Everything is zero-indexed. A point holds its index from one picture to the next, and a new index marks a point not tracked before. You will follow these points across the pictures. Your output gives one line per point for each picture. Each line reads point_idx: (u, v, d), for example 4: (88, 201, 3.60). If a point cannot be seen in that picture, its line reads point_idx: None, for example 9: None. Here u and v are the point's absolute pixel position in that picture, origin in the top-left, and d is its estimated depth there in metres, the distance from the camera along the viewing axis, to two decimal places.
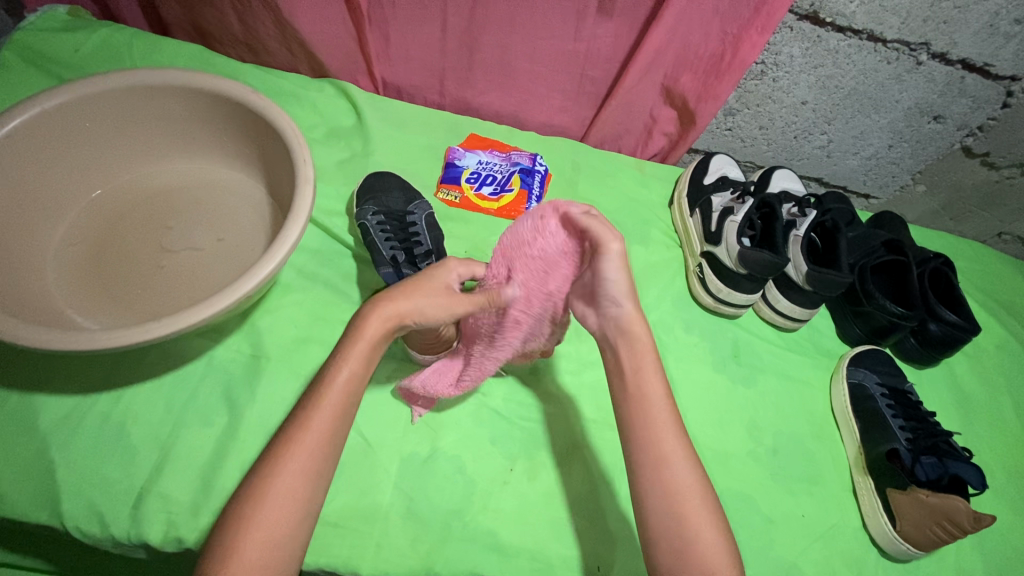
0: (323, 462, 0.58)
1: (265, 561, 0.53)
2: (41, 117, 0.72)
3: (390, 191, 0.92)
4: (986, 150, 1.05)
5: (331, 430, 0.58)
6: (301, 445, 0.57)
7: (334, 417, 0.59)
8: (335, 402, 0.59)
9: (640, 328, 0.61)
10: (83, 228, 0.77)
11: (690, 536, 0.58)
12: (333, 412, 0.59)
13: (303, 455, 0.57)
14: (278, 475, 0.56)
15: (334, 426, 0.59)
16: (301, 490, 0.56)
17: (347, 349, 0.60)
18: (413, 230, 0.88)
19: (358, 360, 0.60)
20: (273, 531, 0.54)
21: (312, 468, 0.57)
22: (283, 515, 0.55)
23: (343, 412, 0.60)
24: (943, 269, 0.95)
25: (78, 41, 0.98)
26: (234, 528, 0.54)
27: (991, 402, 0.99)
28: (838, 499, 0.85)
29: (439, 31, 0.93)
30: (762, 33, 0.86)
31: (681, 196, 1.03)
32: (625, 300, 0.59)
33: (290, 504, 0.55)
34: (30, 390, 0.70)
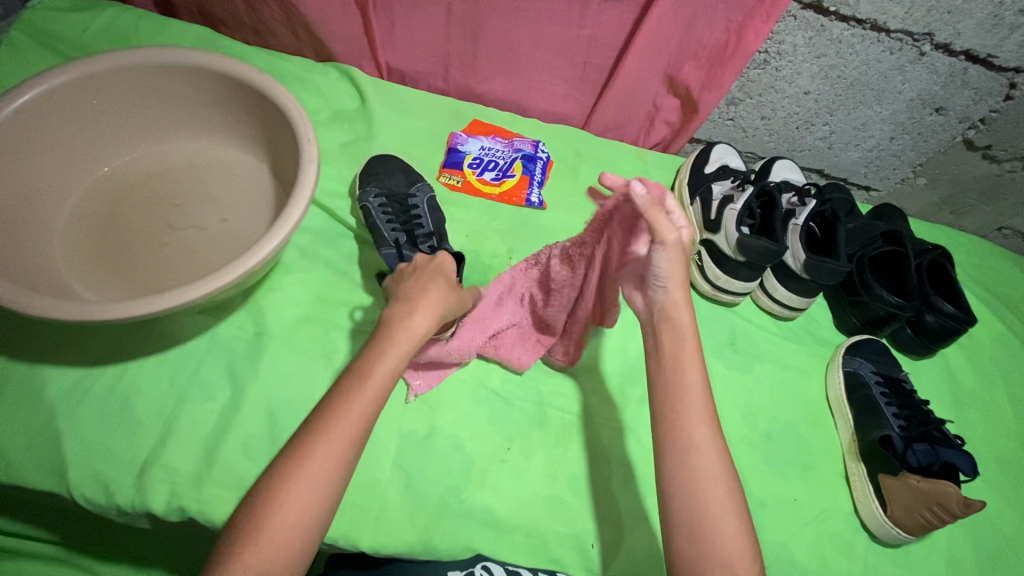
0: (354, 448, 0.58)
1: (292, 544, 0.54)
2: (49, 93, 0.73)
3: (392, 173, 0.92)
4: (988, 143, 1.05)
5: (363, 418, 0.59)
6: (337, 432, 0.57)
7: (372, 407, 0.59)
8: (372, 392, 0.59)
9: (686, 321, 0.61)
10: (90, 205, 0.78)
11: (697, 510, 0.57)
12: (370, 403, 0.59)
13: (336, 442, 0.57)
14: (310, 461, 0.56)
15: (369, 414, 0.59)
16: (330, 476, 0.56)
17: (390, 343, 0.62)
18: (415, 214, 0.89)
19: (400, 354, 0.62)
20: (298, 514, 0.54)
21: (344, 455, 0.57)
22: (309, 500, 0.55)
23: (377, 403, 0.60)
24: (941, 261, 0.95)
25: (86, 22, 0.98)
26: (261, 508, 0.55)
27: (986, 393, 1.00)
28: (831, 484, 0.87)
29: (443, 16, 0.94)
30: (766, 21, 0.86)
31: (681, 184, 1.03)
32: (677, 294, 0.61)
33: (318, 489, 0.55)
34: (38, 362, 0.72)
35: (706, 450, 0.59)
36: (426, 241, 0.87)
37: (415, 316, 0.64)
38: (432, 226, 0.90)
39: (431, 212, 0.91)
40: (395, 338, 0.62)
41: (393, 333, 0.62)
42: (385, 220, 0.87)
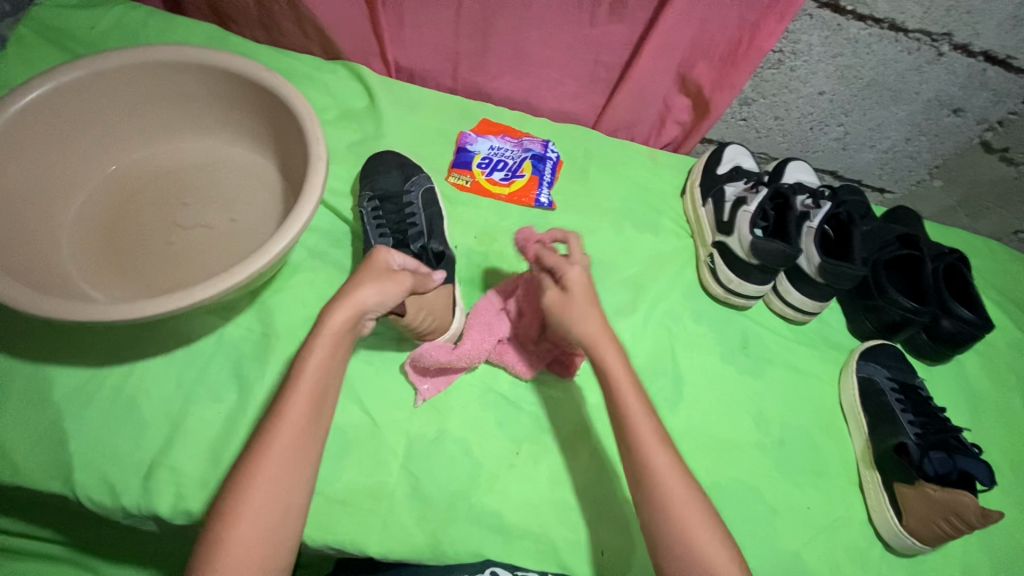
0: (310, 445, 0.59)
1: (262, 550, 0.54)
2: (57, 91, 0.73)
3: (387, 171, 0.91)
4: (1006, 145, 1.03)
5: (305, 425, 0.59)
6: (279, 441, 0.57)
7: (307, 411, 0.59)
8: (303, 398, 0.59)
9: (609, 353, 0.62)
10: (97, 203, 0.78)
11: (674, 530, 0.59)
12: (304, 408, 0.59)
13: (283, 449, 0.57)
14: (260, 472, 0.56)
15: (309, 419, 0.59)
16: (282, 485, 0.56)
17: (312, 348, 0.59)
18: (408, 212, 0.88)
19: (324, 357, 0.59)
20: (258, 526, 0.55)
21: (292, 464, 0.57)
22: (267, 509, 0.55)
23: (316, 409, 0.60)
24: (958, 266, 0.93)
25: (93, 19, 0.98)
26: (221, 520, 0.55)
27: (1003, 400, 0.98)
28: (844, 492, 0.85)
29: (453, 14, 0.93)
30: (783, 20, 0.84)
31: (693, 185, 1.02)
32: (588, 324, 0.62)
33: (274, 497, 0.56)
34: (45, 362, 0.71)
35: (671, 473, 0.61)
36: (416, 241, 0.86)
37: (333, 314, 0.59)
38: (425, 223, 0.88)
39: (425, 207, 0.89)
40: (316, 340, 0.59)
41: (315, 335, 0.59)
42: (377, 224, 0.87)
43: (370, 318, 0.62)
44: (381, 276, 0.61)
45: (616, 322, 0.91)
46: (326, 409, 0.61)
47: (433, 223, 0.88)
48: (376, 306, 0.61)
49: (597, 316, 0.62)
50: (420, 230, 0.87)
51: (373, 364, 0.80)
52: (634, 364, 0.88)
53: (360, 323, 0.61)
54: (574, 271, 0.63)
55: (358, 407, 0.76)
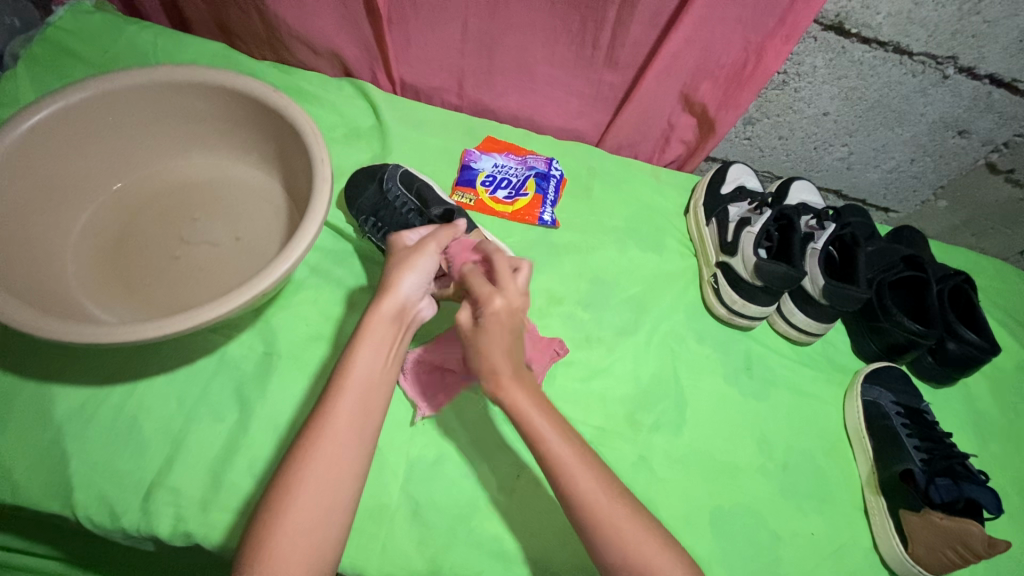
0: (358, 445, 0.57)
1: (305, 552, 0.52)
2: (66, 111, 0.73)
3: (364, 189, 0.90)
4: (1011, 167, 1.03)
5: (355, 421, 0.57)
6: (330, 437, 0.56)
7: (359, 406, 0.58)
8: (357, 391, 0.59)
9: (515, 389, 0.60)
10: (104, 221, 0.79)
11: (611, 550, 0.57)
12: (357, 402, 0.58)
13: (333, 446, 0.55)
14: (308, 467, 0.54)
15: (360, 415, 0.58)
16: (333, 483, 0.54)
17: (361, 341, 0.61)
18: (400, 204, 0.88)
19: (374, 348, 0.61)
20: (307, 525, 0.53)
21: (342, 461, 0.55)
22: (310, 509, 0.53)
23: (368, 403, 0.59)
24: (964, 287, 0.92)
25: (103, 38, 0.99)
26: (264, 521, 0.53)
27: (1010, 424, 0.97)
28: (849, 517, 0.84)
29: (458, 34, 0.93)
30: (788, 43, 0.84)
31: (696, 204, 1.02)
32: (495, 357, 0.60)
33: (322, 496, 0.54)
34: (48, 381, 0.71)
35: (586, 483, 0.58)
36: (421, 223, 0.87)
37: (379, 313, 0.63)
38: (417, 201, 0.88)
39: (409, 190, 0.89)
40: (364, 333, 0.62)
41: (363, 329, 0.62)
42: (383, 234, 0.86)
43: (419, 300, 0.67)
44: (410, 256, 0.67)
45: (619, 342, 0.90)
46: (377, 405, 0.59)
47: (422, 196, 0.87)
48: (419, 283, 0.66)
49: (508, 353, 0.60)
50: (418, 210, 0.87)
51: None
52: (637, 385, 0.88)
53: (410, 308, 0.65)
54: (498, 304, 0.61)
55: None
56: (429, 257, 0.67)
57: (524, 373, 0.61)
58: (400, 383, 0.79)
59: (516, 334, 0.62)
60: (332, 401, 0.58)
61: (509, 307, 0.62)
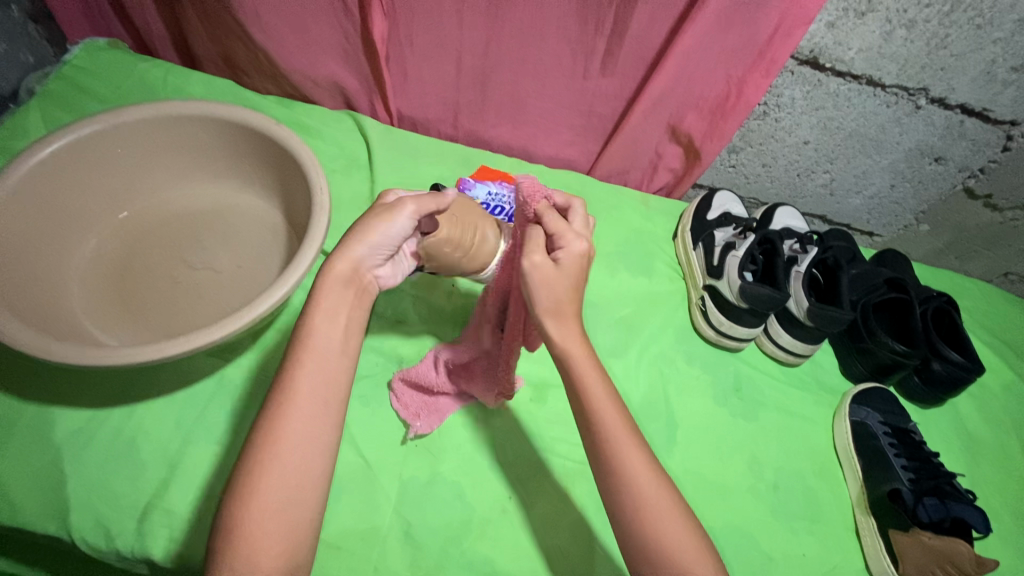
0: (324, 422, 0.54)
1: (283, 531, 0.51)
2: (76, 143, 0.77)
3: None
4: (989, 192, 1.06)
5: (318, 397, 0.54)
6: (293, 414, 0.53)
7: (320, 380, 0.55)
8: (317, 366, 0.55)
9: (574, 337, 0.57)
10: (109, 248, 0.81)
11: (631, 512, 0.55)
12: (318, 379, 0.55)
13: (295, 426, 0.53)
14: (272, 448, 0.52)
15: (323, 391, 0.55)
16: (299, 461, 0.52)
17: (316, 307, 0.57)
18: None
19: (329, 317, 0.57)
20: (278, 505, 0.51)
21: (308, 439, 0.53)
22: (284, 493, 0.51)
23: (327, 375, 0.55)
24: (946, 309, 0.95)
25: (115, 76, 1.04)
26: (233, 507, 0.51)
27: (999, 444, 0.97)
28: (840, 538, 0.84)
29: (453, 69, 0.98)
30: (766, 76, 0.89)
31: (684, 229, 1.05)
32: (560, 298, 0.57)
33: (289, 476, 0.52)
34: (48, 403, 0.73)
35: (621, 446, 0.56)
36: None
37: (330, 275, 0.58)
38: None
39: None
40: (316, 298, 0.57)
41: (316, 295, 0.58)
42: None
43: (377, 263, 0.61)
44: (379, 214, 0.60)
45: (610, 364, 0.92)
46: (338, 377, 0.56)
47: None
48: (377, 248, 0.60)
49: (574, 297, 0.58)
50: None
51: (370, 404, 0.81)
52: (628, 406, 0.89)
53: (364, 270, 0.60)
54: (575, 248, 0.57)
55: (352, 448, 0.77)
56: (401, 222, 0.60)
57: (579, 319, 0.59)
58: (393, 405, 0.81)
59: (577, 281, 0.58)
60: (291, 376, 0.54)
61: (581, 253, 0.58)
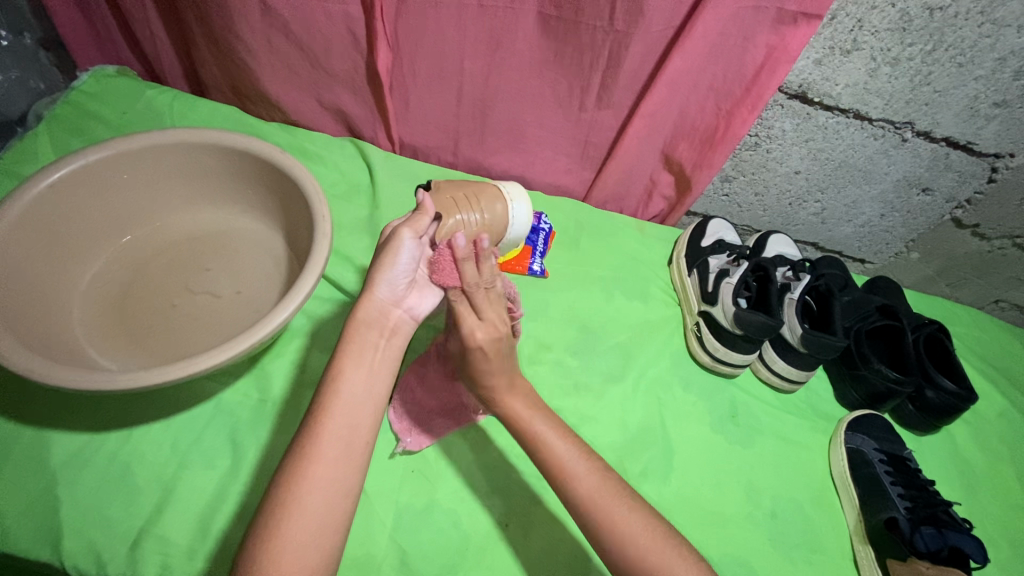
0: (347, 468, 0.54)
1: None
2: (84, 168, 0.79)
3: None
4: (976, 222, 1.09)
5: (344, 443, 0.55)
6: (321, 458, 0.53)
7: (346, 426, 0.55)
8: (344, 413, 0.56)
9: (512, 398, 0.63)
10: (111, 272, 0.83)
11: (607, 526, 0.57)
12: (342, 425, 0.55)
13: (321, 470, 0.53)
14: (299, 491, 0.52)
15: (348, 437, 0.55)
16: (325, 505, 0.52)
17: (346, 354, 0.58)
18: None
19: (357, 362, 0.58)
20: (297, 553, 0.50)
21: (330, 484, 0.53)
22: (305, 540, 0.51)
23: (354, 421, 0.56)
24: (939, 336, 0.96)
25: (123, 103, 1.06)
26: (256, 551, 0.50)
27: (995, 472, 0.98)
28: (838, 568, 0.84)
29: (454, 99, 1.01)
30: (752, 112, 0.92)
31: (679, 256, 1.07)
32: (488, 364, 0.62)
33: (316, 520, 0.51)
34: (45, 427, 0.73)
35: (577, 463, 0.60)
36: None
37: (358, 322, 0.60)
38: None
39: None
40: (346, 346, 0.59)
41: (344, 343, 0.59)
42: None
43: (401, 297, 0.64)
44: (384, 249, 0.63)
45: (606, 389, 0.93)
46: (365, 420, 0.57)
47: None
48: (395, 281, 0.63)
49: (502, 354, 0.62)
50: None
51: None
52: (626, 431, 0.90)
53: (392, 308, 0.63)
54: (482, 333, 0.59)
55: None
56: (407, 247, 0.63)
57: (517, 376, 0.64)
58: (389, 417, 0.82)
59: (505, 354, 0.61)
60: (317, 423, 0.55)
61: (491, 337, 0.59)
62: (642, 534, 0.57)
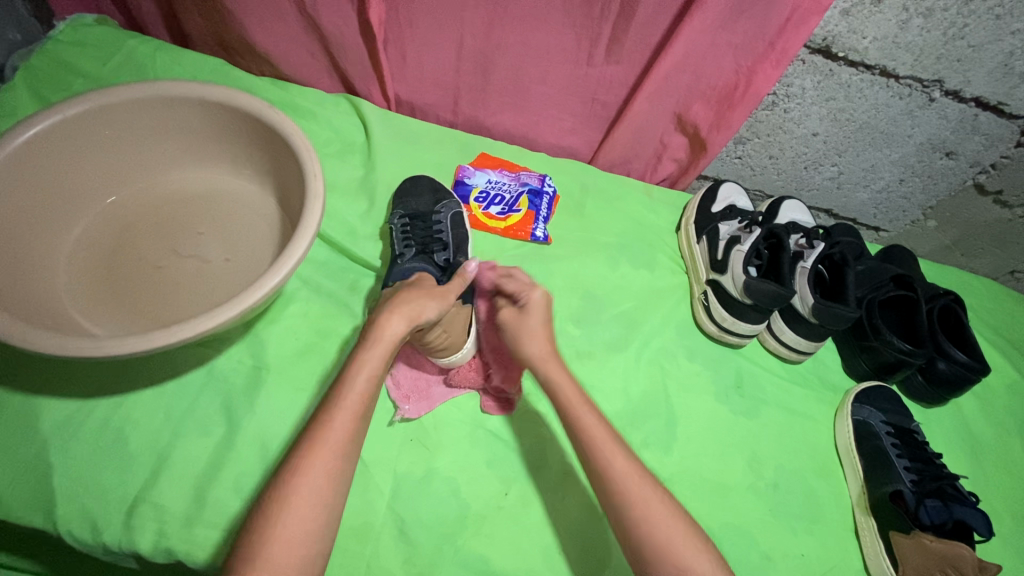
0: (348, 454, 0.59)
1: (303, 550, 0.54)
2: (61, 124, 0.74)
3: (421, 193, 0.95)
4: (999, 188, 1.04)
5: (351, 432, 0.60)
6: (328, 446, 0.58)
7: (357, 417, 0.60)
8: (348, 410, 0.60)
9: (555, 369, 0.70)
10: (97, 234, 0.79)
11: (583, 445, 0.66)
12: (353, 415, 0.60)
13: (322, 463, 0.57)
14: (303, 474, 0.56)
15: (355, 427, 0.60)
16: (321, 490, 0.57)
17: (361, 363, 0.62)
18: (436, 229, 0.90)
19: (376, 369, 0.63)
20: (300, 530, 0.54)
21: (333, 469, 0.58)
22: (309, 517, 0.55)
23: (361, 416, 0.61)
24: (953, 307, 0.93)
25: (104, 54, 1.00)
26: (256, 532, 0.54)
27: (1001, 444, 0.96)
28: (840, 538, 0.84)
29: (453, 52, 0.95)
30: (777, 67, 0.86)
31: (688, 222, 1.03)
32: (533, 345, 0.72)
33: (318, 501, 0.56)
34: (33, 393, 0.71)
35: (586, 420, 0.67)
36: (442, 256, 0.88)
37: (380, 337, 0.64)
38: (450, 240, 0.90)
39: (453, 226, 0.91)
40: (365, 355, 0.63)
41: (370, 339, 0.64)
42: (403, 237, 0.88)
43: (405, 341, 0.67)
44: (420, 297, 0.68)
45: (608, 358, 0.91)
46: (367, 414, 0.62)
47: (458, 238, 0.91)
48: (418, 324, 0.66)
49: (545, 333, 0.73)
50: (446, 250, 0.89)
51: None
52: (627, 401, 0.88)
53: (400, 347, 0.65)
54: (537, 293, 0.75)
55: None
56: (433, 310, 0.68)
57: (558, 354, 0.72)
58: (385, 383, 0.80)
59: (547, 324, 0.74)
60: (332, 413, 0.60)
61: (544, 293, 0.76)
62: (647, 500, 0.63)
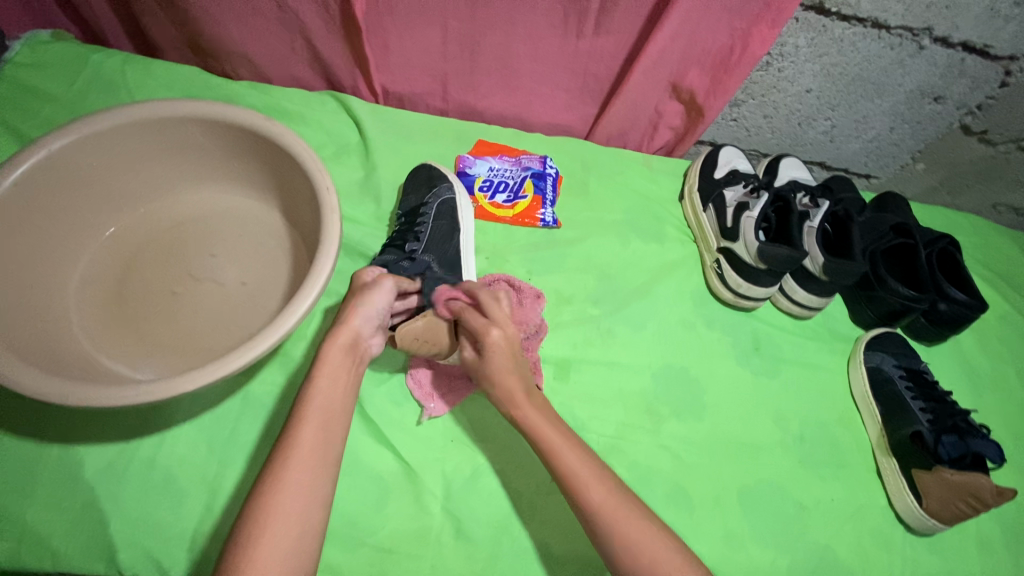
0: (323, 461, 0.60)
1: (287, 553, 0.55)
2: (48, 160, 0.70)
3: (420, 188, 0.93)
4: (984, 128, 1.07)
5: (314, 451, 0.60)
6: (301, 456, 0.59)
7: (323, 425, 0.61)
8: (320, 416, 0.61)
9: (528, 410, 0.69)
10: (102, 271, 0.76)
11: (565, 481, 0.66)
12: (315, 434, 0.61)
13: (299, 469, 0.58)
14: (279, 496, 0.56)
15: (326, 432, 0.61)
16: (301, 498, 0.57)
17: (319, 371, 0.63)
18: (419, 221, 0.88)
19: (332, 377, 0.63)
20: (281, 533, 0.55)
21: (309, 475, 0.58)
22: (293, 520, 0.56)
23: (329, 426, 0.62)
24: (949, 249, 0.97)
25: (69, 73, 0.94)
26: (246, 534, 0.55)
27: (998, 372, 1.03)
28: (863, 480, 0.89)
29: (439, 37, 0.92)
30: (772, 26, 0.85)
31: (692, 190, 1.04)
32: (507, 384, 0.69)
33: (298, 505, 0.57)
34: (69, 443, 0.69)
35: (568, 458, 0.67)
36: (411, 247, 0.85)
37: (333, 340, 0.64)
38: (428, 233, 0.87)
39: (436, 218, 0.89)
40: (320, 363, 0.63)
41: (319, 361, 0.63)
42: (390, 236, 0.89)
43: (370, 335, 0.67)
44: (364, 291, 0.66)
45: (630, 335, 0.93)
46: (338, 425, 0.63)
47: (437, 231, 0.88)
48: (370, 318, 0.66)
49: (514, 376, 0.69)
50: (418, 242, 0.86)
51: (393, 399, 0.80)
52: (653, 374, 0.91)
53: (363, 341, 0.66)
54: (495, 335, 0.67)
55: (391, 451, 0.77)
56: (382, 299, 0.66)
57: (530, 396, 0.70)
58: (407, 384, 0.80)
59: (515, 367, 0.70)
60: (293, 433, 0.60)
61: (507, 337, 0.68)
62: (643, 532, 0.63)
